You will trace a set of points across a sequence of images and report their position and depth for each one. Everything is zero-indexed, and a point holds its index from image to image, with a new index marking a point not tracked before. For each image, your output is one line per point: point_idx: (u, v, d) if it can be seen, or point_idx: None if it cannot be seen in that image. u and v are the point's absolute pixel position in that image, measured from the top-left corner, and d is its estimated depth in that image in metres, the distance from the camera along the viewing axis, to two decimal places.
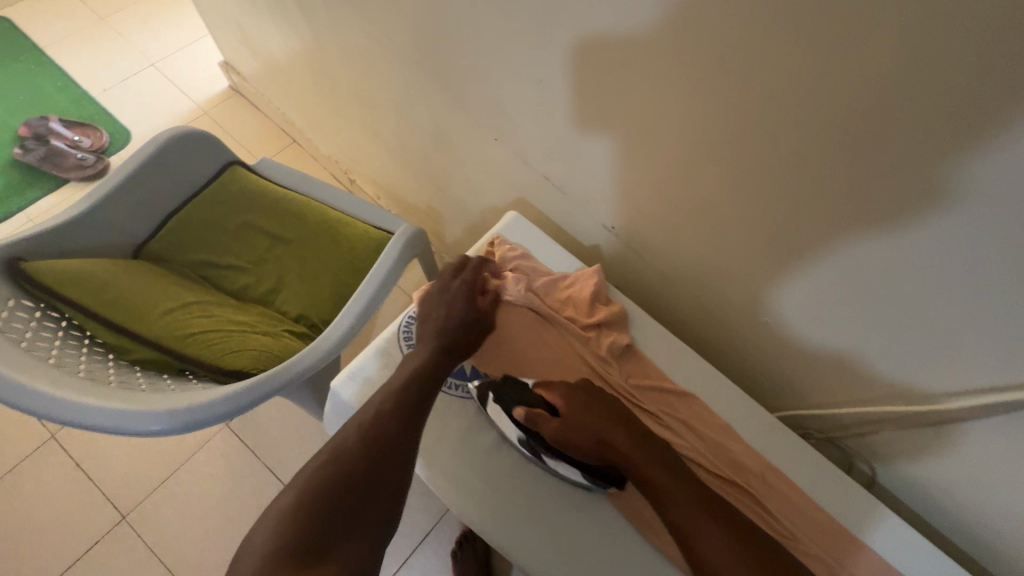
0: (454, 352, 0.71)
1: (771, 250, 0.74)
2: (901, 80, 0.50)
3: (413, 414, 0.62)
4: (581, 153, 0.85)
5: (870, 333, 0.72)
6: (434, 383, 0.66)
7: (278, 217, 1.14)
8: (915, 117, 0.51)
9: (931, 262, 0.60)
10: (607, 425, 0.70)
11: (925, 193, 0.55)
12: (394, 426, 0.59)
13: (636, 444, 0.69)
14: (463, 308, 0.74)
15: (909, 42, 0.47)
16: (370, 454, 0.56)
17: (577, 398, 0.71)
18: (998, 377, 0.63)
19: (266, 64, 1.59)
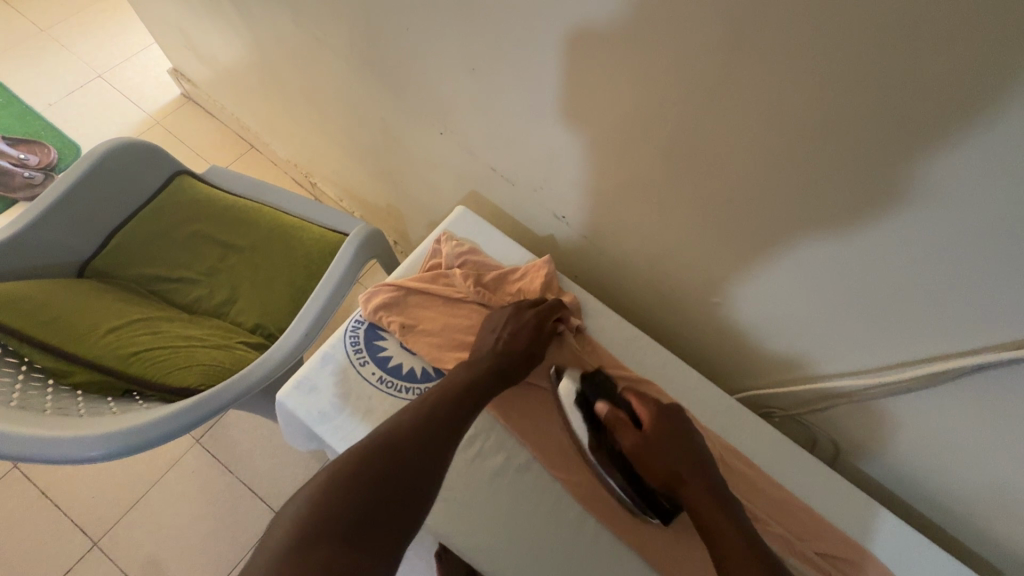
0: (505, 378, 0.67)
1: (720, 230, 0.73)
2: (829, 48, 0.48)
3: (452, 436, 0.59)
4: (525, 142, 0.83)
5: (825, 312, 0.71)
6: (475, 407, 0.63)
7: (229, 226, 1.11)
8: (848, 86, 0.50)
9: (875, 234, 0.59)
10: (686, 456, 0.63)
11: (863, 165, 0.55)
12: (434, 442, 0.57)
13: (705, 487, 0.60)
14: (521, 335, 0.70)
15: (832, 7, 0.46)
16: (406, 465, 0.54)
17: (666, 423, 0.66)
18: (952, 342, 0.62)
19: (213, 69, 1.54)
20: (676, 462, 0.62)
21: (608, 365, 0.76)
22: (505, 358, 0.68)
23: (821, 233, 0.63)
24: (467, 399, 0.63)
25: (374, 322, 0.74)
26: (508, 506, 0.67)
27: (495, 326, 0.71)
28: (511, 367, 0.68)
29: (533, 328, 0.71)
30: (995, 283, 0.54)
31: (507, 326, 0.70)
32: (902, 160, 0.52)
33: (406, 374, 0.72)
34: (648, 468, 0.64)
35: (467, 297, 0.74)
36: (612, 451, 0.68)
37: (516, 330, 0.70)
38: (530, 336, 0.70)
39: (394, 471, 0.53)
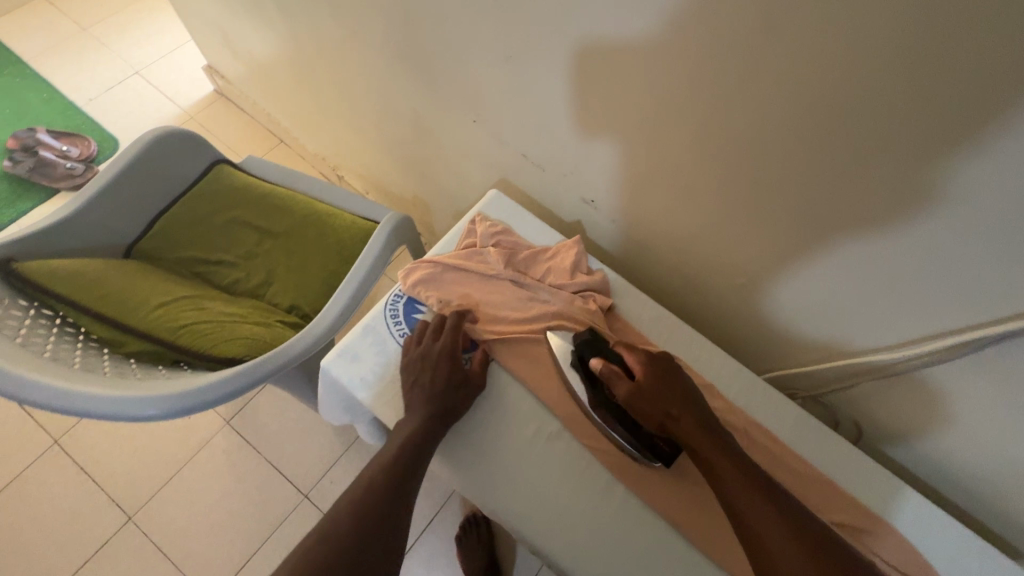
0: (447, 421, 0.69)
1: (746, 209, 0.75)
2: (861, 32, 0.50)
3: (400, 500, 0.62)
4: (555, 130, 0.87)
5: (847, 293, 0.73)
6: (424, 460, 0.66)
7: (266, 211, 1.16)
8: (877, 70, 0.52)
9: (901, 214, 0.61)
10: (673, 401, 0.63)
11: (889, 147, 0.57)
12: (385, 515, 0.60)
13: (699, 426, 0.62)
14: (440, 371, 0.70)
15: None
16: (362, 547, 0.57)
17: (656, 370, 0.66)
18: (975, 316, 0.64)
19: (248, 64, 1.60)
20: (672, 407, 0.63)
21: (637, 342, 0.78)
22: (438, 401, 0.69)
23: (847, 214, 0.65)
24: (413, 457, 0.65)
25: (413, 297, 0.78)
26: (539, 471, 0.70)
27: (416, 370, 0.70)
28: (452, 403, 0.69)
29: (450, 357, 0.70)
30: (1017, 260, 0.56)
31: (426, 365, 0.70)
32: (928, 142, 0.54)
33: None
34: (644, 416, 0.65)
35: (499, 274, 0.77)
36: (609, 404, 0.69)
37: (435, 366, 0.70)
38: (450, 366, 0.70)
39: (349, 552, 0.56)
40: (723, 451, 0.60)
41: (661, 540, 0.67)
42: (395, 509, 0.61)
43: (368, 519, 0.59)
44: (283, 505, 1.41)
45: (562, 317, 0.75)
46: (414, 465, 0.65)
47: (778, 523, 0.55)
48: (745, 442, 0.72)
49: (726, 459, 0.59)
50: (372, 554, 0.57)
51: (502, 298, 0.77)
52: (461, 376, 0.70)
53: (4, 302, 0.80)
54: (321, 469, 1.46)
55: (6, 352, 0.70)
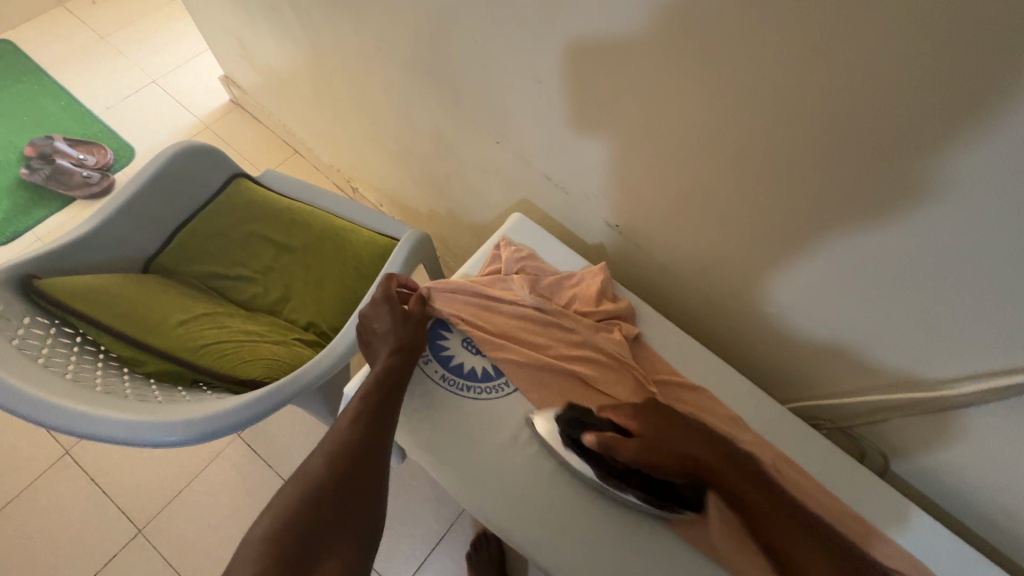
0: (408, 359, 0.71)
1: (773, 238, 0.74)
2: (922, 68, 0.48)
3: (373, 433, 0.64)
4: (580, 153, 0.86)
5: (885, 323, 0.71)
6: (392, 398, 0.68)
7: (283, 226, 1.16)
8: (934, 108, 0.50)
9: (949, 254, 0.59)
10: (682, 439, 0.67)
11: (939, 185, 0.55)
12: (360, 447, 0.62)
13: (717, 454, 0.67)
14: (387, 323, 0.73)
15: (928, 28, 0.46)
16: (340, 477, 0.59)
17: (650, 419, 0.68)
18: (1011, 358, 0.62)
19: (266, 76, 1.61)
20: (683, 446, 0.67)
21: (665, 374, 0.76)
22: (395, 346, 0.71)
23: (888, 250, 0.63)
24: (378, 397, 0.67)
25: (438, 321, 0.77)
26: (565, 507, 0.69)
27: (365, 333, 0.74)
28: (408, 346, 0.72)
29: (389, 310, 0.74)
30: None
31: (371, 322, 0.74)
32: (983, 182, 0.52)
33: (466, 371, 0.75)
34: (658, 470, 0.66)
35: (522, 302, 0.75)
36: (614, 477, 0.66)
37: (378, 320, 0.73)
38: (390, 316, 0.73)
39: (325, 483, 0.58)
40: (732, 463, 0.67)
41: None
42: (368, 438, 0.63)
43: (340, 454, 0.61)
44: None
45: (587, 348, 0.74)
46: (382, 403, 0.66)
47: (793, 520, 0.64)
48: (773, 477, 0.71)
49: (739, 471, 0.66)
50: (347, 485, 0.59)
51: (522, 328, 0.75)
52: (408, 321, 0.74)
53: (25, 321, 0.80)
54: None
55: (28, 374, 0.70)
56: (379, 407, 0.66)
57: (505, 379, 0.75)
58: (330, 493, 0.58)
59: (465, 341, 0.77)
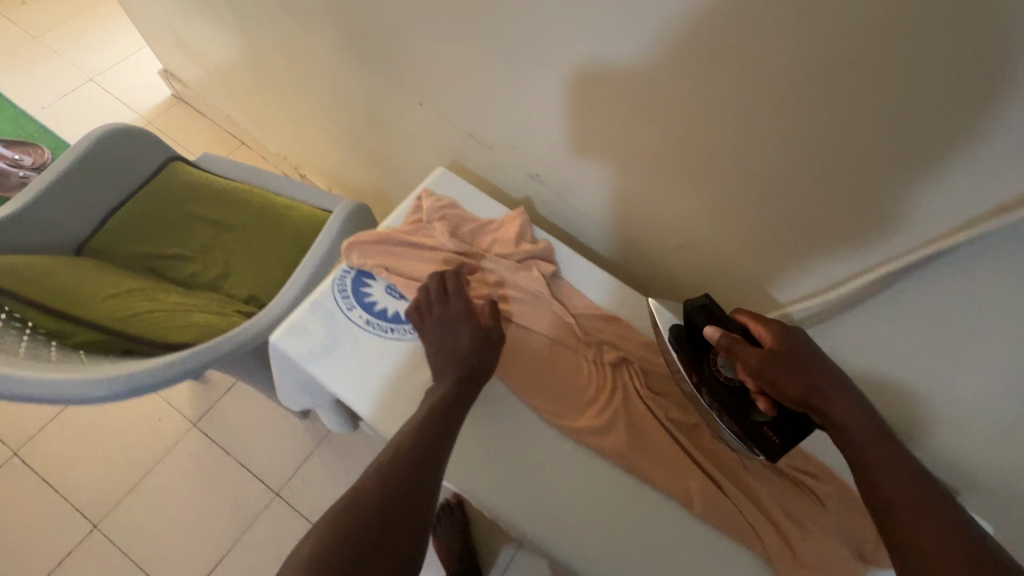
0: (473, 380, 0.67)
1: (662, 168, 0.77)
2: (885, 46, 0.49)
3: (431, 459, 0.58)
4: (497, 108, 0.89)
5: (766, 239, 0.74)
6: (451, 425, 0.62)
7: (221, 205, 1.16)
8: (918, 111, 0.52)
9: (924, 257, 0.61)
10: (816, 376, 0.58)
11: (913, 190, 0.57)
12: (416, 474, 0.56)
13: (852, 406, 0.57)
14: (457, 331, 0.69)
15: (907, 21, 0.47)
16: (391, 504, 0.54)
17: (792, 343, 0.61)
18: (871, 256, 0.65)
19: (204, 65, 1.60)
20: (822, 380, 0.57)
21: (586, 307, 0.78)
22: (462, 363, 0.67)
23: (792, 193, 0.67)
24: (439, 420, 0.62)
25: (361, 270, 0.77)
26: (493, 438, 0.71)
27: (437, 342, 0.69)
28: (476, 365, 0.68)
29: (469, 324, 0.69)
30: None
31: (445, 333, 0.69)
32: (921, 152, 0.54)
33: (391, 315, 0.75)
34: (774, 387, 0.59)
35: (444, 247, 0.78)
36: (711, 376, 0.67)
37: (452, 333, 0.69)
38: (469, 331, 0.69)
39: (372, 510, 0.52)
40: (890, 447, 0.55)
41: (610, 498, 0.68)
42: (425, 462, 0.58)
43: (393, 479, 0.55)
44: (256, 505, 1.42)
45: (508, 287, 0.77)
46: (444, 426, 0.61)
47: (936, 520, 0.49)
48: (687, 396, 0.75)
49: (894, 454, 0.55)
50: (399, 522, 0.53)
51: (445, 271, 0.77)
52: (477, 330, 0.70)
53: None
54: (291, 465, 1.47)
55: None
56: (440, 429, 0.61)
57: None
58: (381, 521, 0.52)
59: (389, 288, 0.77)
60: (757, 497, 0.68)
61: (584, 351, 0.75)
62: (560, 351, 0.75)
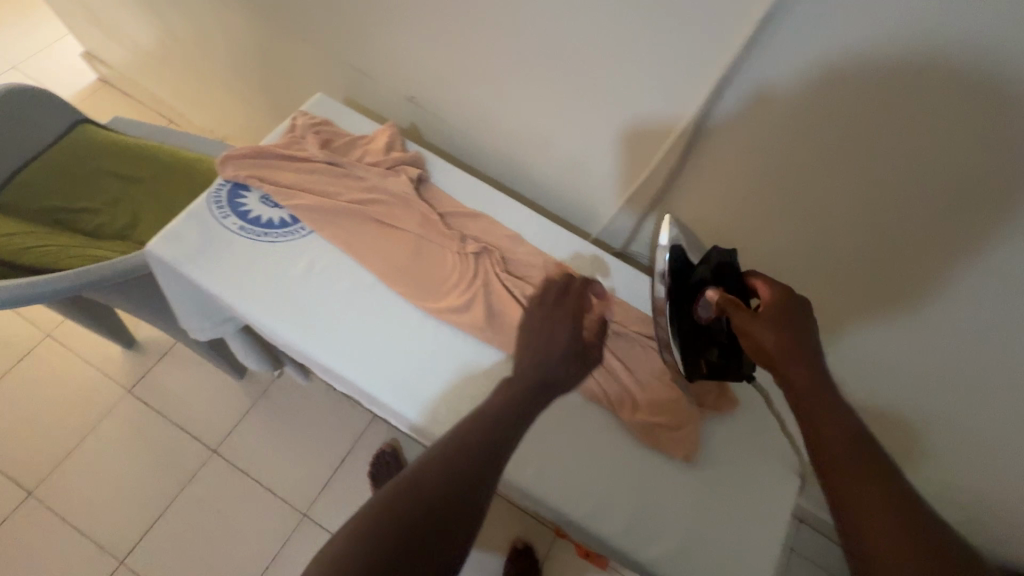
0: (546, 390, 0.66)
1: (507, 62, 0.84)
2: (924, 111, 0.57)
3: (492, 459, 0.56)
4: (369, 33, 0.95)
5: (602, 118, 0.82)
6: (515, 430, 0.60)
7: (127, 160, 1.19)
8: (960, 171, 0.58)
9: (938, 280, 0.68)
10: (794, 354, 0.52)
11: (938, 226, 0.64)
12: (475, 471, 0.54)
13: (820, 384, 0.51)
14: (553, 335, 0.69)
15: (944, 90, 0.54)
16: (448, 496, 0.51)
17: (788, 315, 0.55)
18: (680, 111, 0.73)
19: (120, 41, 1.62)
20: (791, 360, 0.52)
21: (451, 207, 0.84)
22: (543, 368, 0.66)
23: (604, 67, 0.75)
24: (504, 421, 0.60)
25: (236, 183, 0.82)
26: (360, 325, 0.76)
27: (530, 330, 0.70)
28: (556, 375, 0.67)
29: (573, 325, 0.70)
30: (789, 103, 0.65)
31: (543, 326, 0.70)
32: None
33: (264, 222, 0.80)
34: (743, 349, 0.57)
35: (315, 158, 0.83)
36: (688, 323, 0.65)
37: (551, 330, 0.69)
38: (569, 332, 0.69)
39: (430, 498, 0.50)
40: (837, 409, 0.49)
41: (469, 367, 0.75)
42: (486, 460, 0.55)
43: (452, 470, 0.53)
44: (193, 463, 1.45)
45: (377, 190, 0.82)
46: (510, 429, 0.59)
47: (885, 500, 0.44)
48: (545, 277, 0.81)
49: (834, 412, 0.49)
50: (454, 513, 0.50)
51: (317, 180, 0.82)
52: (572, 344, 0.69)
53: None
54: (228, 424, 1.50)
55: None
56: (505, 431, 0.59)
57: (300, 226, 0.81)
58: (436, 513, 0.49)
59: (265, 199, 0.82)
60: (608, 359, 0.75)
61: (450, 244, 0.80)
62: (428, 246, 0.80)
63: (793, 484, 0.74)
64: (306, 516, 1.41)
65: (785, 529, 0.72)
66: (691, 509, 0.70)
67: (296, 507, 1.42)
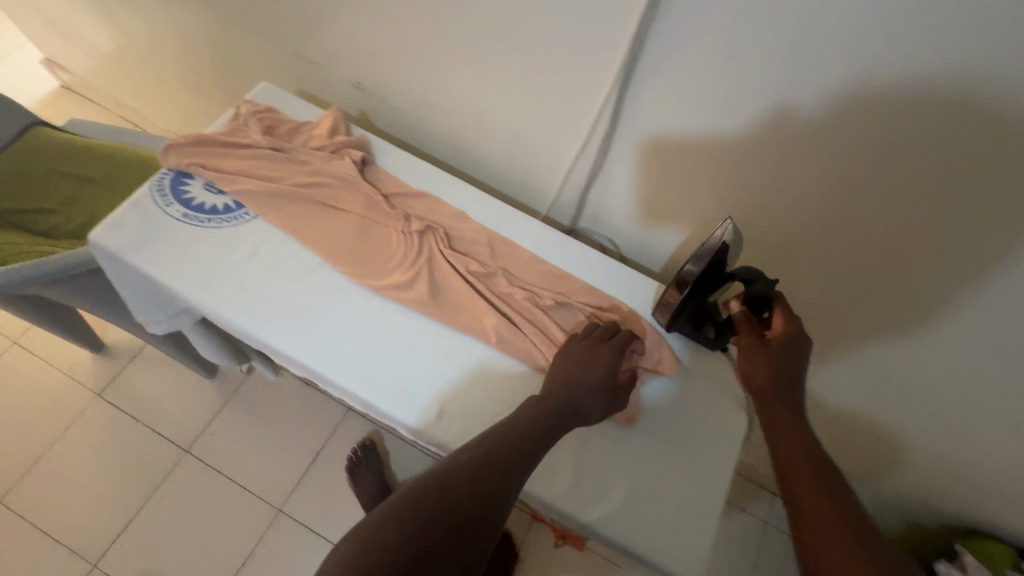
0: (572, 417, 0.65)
1: (443, 44, 0.85)
2: (950, 123, 0.58)
3: (515, 475, 0.58)
4: (311, 21, 0.96)
5: (537, 94, 0.83)
6: (541, 448, 0.61)
7: (82, 160, 1.19)
8: (984, 183, 0.60)
9: (926, 277, 0.72)
10: (781, 387, 0.66)
11: (934, 226, 0.67)
12: (499, 483, 0.56)
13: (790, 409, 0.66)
14: (581, 367, 0.68)
15: (954, 91, 0.56)
16: (470, 506, 0.54)
17: (786, 355, 0.67)
18: (605, 81, 0.75)
19: (75, 45, 1.61)
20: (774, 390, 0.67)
21: (395, 187, 0.86)
22: (571, 391, 0.66)
23: (534, 42, 0.77)
24: (533, 439, 0.61)
25: (179, 171, 0.82)
26: (304, 305, 0.77)
27: (568, 360, 0.69)
28: (584, 402, 0.66)
29: (614, 360, 0.69)
30: (701, 61, 0.67)
31: (585, 357, 0.69)
32: None
33: (207, 208, 0.81)
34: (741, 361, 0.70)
35: (257, 143, 0.84)
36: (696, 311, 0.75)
37: (592, 363, 0.68)
38: (610, 368, 0.68)
39: (455, 506, 0.53)
40: (801, 432, 0.64)
41: (415, 341, 0.76)
42: (509, 474, 0.57)
43: (476, 479, 0.56)
44: (165, 464, 1.44)
45: (321, 173, 0.83)
46: (536, 446, 0.61)
47: (823, 499, 0.58)
48: (490, 252, 0.83)
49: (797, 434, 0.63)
50: (473, 520, 0.54)
51: (261, 165, 0.83)
52: (602, 377, 0.67)
53: None
54: (200, 424, 1.49)
55: None
56: (530, 447, 0.60)
57: (245, 210, 0.81)
58: (457, 522, 0.53)
59: (208, 186, 0.83)
60: (549, 328, 0.76)
61: (394, 223, 0.82)
62: (372, 227, 0.82)
63: (736, 441, 0.76)
64: (281, 511, 1.41)
65: (728, 484, 0.73)
66: (633, 469, 0.72)
67: (271, 502, 1.41)
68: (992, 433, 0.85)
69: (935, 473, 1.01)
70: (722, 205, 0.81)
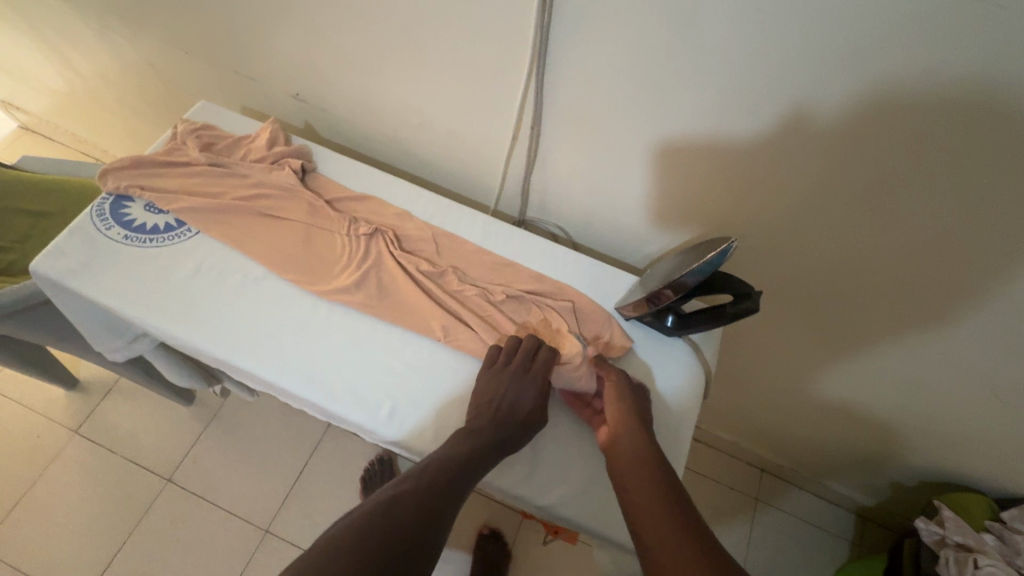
0: (506, 439, 0.67)
1: (368, 48, 0.86)
2: (902, 103, 0.59)
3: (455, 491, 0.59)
4: (241, 38, 0.97)
5: (465, 90, 0.85)
6: (481, 468, 0.63)
7: (32, 195, 1.19)
8: (948, 159, 0.60)
9: (903, 248, 0.72)
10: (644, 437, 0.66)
11: (905, 199, 0.67)
12: (440, 500, 0.57)
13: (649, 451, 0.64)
14: (507, 386, 0.69)
15: (891, 58, 0.56)
16: (417, 521, 0.54)
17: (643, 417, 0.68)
18: (524, 72, 0.76)
19: (25, 85, 1.60)
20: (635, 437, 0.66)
21: (337, 191, 0.88)
22: (501, 414, 0.68)
23: (452, 38, 0.78)
24: (472, 459, 0.63)
25: (118, 195, 0.82)
26: (251, 316, 0.77)
27: (489, 395, 0.69)
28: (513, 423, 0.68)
29: (536, 379, 0.70)
30: (611, 45, 0.68)
31: (504, 390, 0.68)
32: None
33: (149, 229, 0.81)
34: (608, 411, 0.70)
35: (195, 160, 0.84)
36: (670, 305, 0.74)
37: (521, 389, 0.69)
38: (538, 393, 0.69)
39: (403, 520, 0.53)
40: (679, 537, 0.53)
41: (364, 341, 0.77)
42: (450, 491, 0.59)
43: (421, 498, 0.56)
44: (147, 494, 1.43)
45: (261, 182, 0.84)
46: (474, 467, 0.62)
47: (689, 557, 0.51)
48: (434, 247, 0.84)
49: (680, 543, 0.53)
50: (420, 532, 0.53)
51: (199, 180, 0.83)
52: (528, 393, 0.69)
53: None
54: (179, 451, 1.48)
55: None
56: (470, 468, 0.62)
57: (187, 228, 0.82)
58: (405, 533, 0.52)
59: (149, 206, 0.83)
60: (496, 316, 0.77)
61: (339, 228, 0.83)
62: (316, 232, 0.83)
63: (689, 411, 0.77)
64: (268, 532, 1.39)
65: (684, 455, 0.74)
66: (589, 450, 0.72)
67: (257, 524, 1.40)
68: (942, 381, 0.88)
69: (902, 427, 1.02)
70: (655, 181, 0.83)
